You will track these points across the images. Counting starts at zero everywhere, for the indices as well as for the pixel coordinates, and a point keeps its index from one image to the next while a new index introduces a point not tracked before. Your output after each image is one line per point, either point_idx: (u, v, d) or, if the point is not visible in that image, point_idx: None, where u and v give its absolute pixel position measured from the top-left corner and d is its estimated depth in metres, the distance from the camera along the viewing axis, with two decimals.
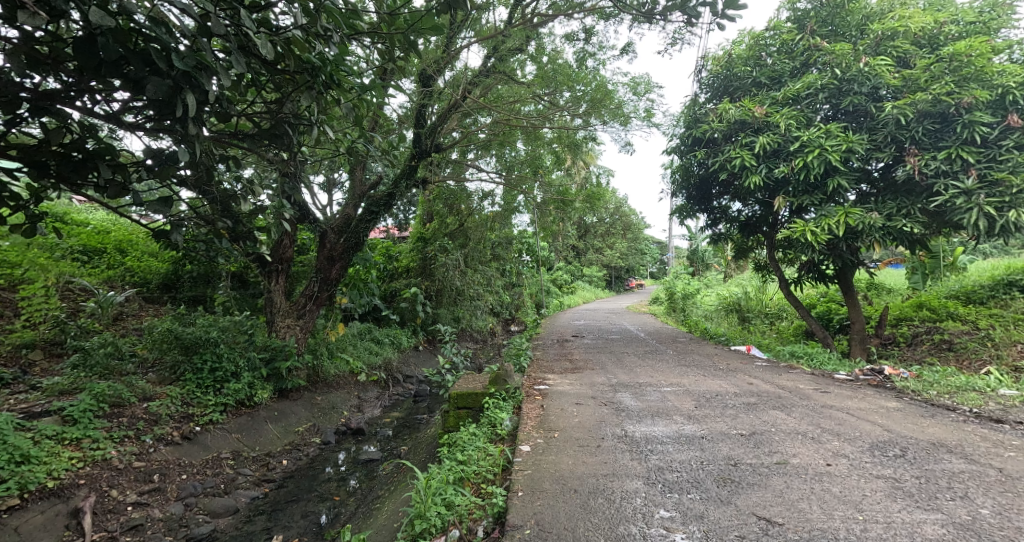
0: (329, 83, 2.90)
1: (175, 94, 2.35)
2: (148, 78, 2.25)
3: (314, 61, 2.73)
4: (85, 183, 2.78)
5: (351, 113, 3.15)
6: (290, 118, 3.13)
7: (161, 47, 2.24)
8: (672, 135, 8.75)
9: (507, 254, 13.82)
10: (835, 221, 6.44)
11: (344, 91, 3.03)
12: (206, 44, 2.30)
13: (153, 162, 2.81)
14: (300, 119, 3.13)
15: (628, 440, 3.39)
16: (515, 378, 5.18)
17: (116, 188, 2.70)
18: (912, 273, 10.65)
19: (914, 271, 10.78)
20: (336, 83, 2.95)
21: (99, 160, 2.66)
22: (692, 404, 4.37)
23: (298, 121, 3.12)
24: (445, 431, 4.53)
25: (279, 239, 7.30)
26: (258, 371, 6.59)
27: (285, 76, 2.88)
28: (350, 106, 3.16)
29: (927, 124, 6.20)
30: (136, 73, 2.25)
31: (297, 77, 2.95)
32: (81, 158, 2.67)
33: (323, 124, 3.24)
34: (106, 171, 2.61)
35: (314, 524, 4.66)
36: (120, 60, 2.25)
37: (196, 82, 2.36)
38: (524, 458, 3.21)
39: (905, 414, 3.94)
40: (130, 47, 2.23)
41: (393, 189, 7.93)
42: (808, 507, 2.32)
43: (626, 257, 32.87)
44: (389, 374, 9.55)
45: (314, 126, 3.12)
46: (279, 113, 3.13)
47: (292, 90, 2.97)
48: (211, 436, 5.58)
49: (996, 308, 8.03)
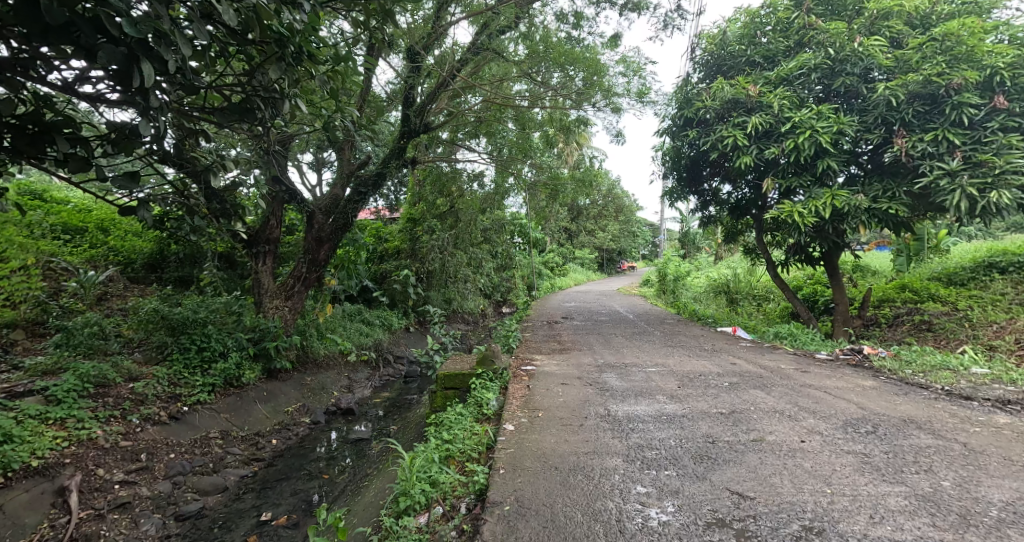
0: (299, 55, 2.86)
1: (131, 62, 2.32)
2: (100, 45, 2.21)
3: (282, 31, 2.69)
4: (46, 158, 2.72)
5: (324, 87, 3.12)
6: (260, 92, 3.08)
7: (114, 13, 2.19)
8: (664, 116, 8.71)
9: (499, 236, 13.86)
10: (822, 203, 6.56)
11: (316, 64, 3.01)
12: (160, 10, 2.24)
13: (116, 136, 2.75)
14: (271, 93, 3.09)
15: (611, 419, 3.44)
16: (503, 359, 5.25)
17: (79, 162, 2.64)
18: (897, 255, 10.86)
19: (899, 254, 10.95)
20: (307, 55, 2.92)
21: (58, 133, 2.60)
22: (675, 384, 4.44)
23: (270, 95, 3.07)
24: (432, 411, 4.60)
25: (266, 220, 7.33)
26: (246, 351, 6.61)
27: (256, 46, 2.83)
28: (324, 81, 3.11)
29: (917, 106, 6.21)
30: (88, 40, 2.21)
31: (267, 49, 2.89)
32: (38, 132, 2.61)
33: (296, 97, 3.18)
34: (65, 145, 2.55)
35: (303, 501, 4.73)
36: (70, 27, 2.21)
37: (153, 51, 2.32)
38: (508, 438, 3.24)
39: (880, 392, 4.03)
40: (78, 11, 2.18)
41: (382, 168, 7.90)
42: (780, 481, 2.37)
43: (618, 240, 33.01)
44: (379, 354, 9.68)
45: (285, 100, 3.06)
46: (252, 87, 3.08)
47: (263, 61, 2.93)
48: (199, 416, 5.60)
49: (975, 290, 8.22)
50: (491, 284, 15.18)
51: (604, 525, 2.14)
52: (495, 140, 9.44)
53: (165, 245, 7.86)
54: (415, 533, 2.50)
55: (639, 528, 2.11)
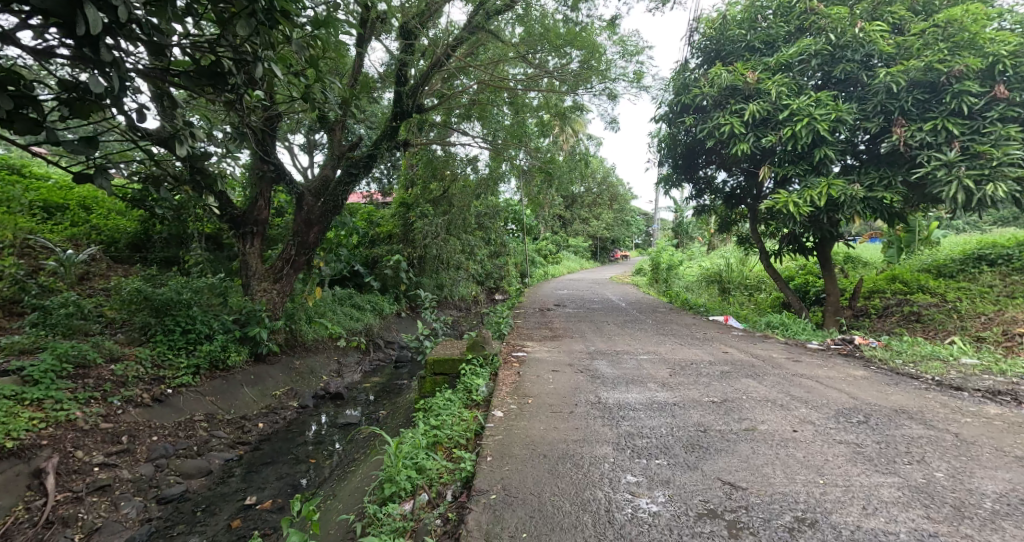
0: (271, 13, 2.77)
1: (74, 8, 2.20)
2: None
3: None
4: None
5: (300, 50, 3.01)
6: (230, 54, 2.97)
7: None
8: (661, 102, 8.61)
9: (492, 222, 13.78)
10: (817, 192, 6.54)
11: (290, 25, 2.90)
12: None
13: (70, 97, 2.59)
14: (242, 55, 2.97)
15: (601, 407, 3.39)
16: (493, 345, 5.20)
17: (29, 123, 2.48)
18: (888, 246, 10.90)
19: (890, 245, 11.00)
20: (280, 14, 2.82)
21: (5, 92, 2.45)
22: (667, 372, 4.41)
23: (241, 58, 2.96)
24: (421, 396, 4.56)
25: (253, 201, 7.36)
26: (232, 334, 6.54)
27: (225, 4, 2.74)
28: (299, 44, 3.00)
29: (917, 94, 6.14)
30: None
31: (235, 7, 2.78)
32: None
33: (271, 62, 3.07)
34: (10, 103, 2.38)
35: (288, 486, 4.69)
36: None
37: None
38: (495, 424, 3.18)
39: (872, 382, 4.02)
40: None
41: (373, 150, 7.80)
42: (772, 471, 2.33)
43: (612, 228, 32.98)
44: (369, 339, 9.69)
45: (257, 62, 2.95)
46: (220, 48, 2.96)
47: (232, 19, 2.82)
48: (183, 398, 5.53)
49: (964, 282, 8.27)
50: (483, 271, 15.12)
51: (592, 515, 2.09)
52: (489, 124, 9.33)
53: (150, 225, 7.72)
54: (398, 521, 2.48)
55: (629, 519, 2.06)
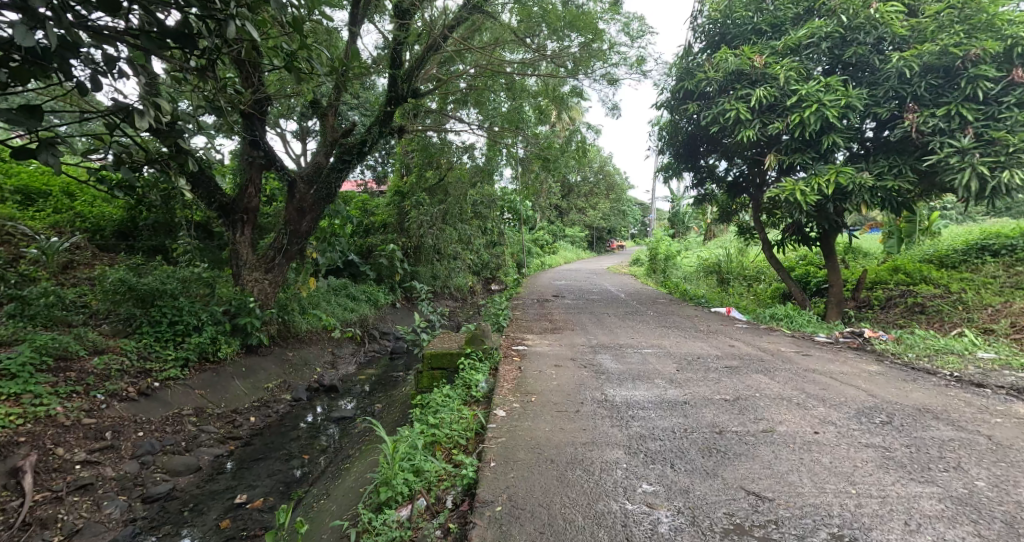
0: None
1: None
2: None
3: None
4: None
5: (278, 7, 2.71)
6: (198, 12, 2.65)
7: None
8: (663, 88, 8.39)
9: (489, 211, 13.58)
10: (825, 180, 6.38)
11: None
12: None
13: (14, 60, 2.30)
14: (212, 13, 2.66)
15: (608, 405, 3.22)
16: (493, 337, 5.02)
17: None
18: (889, 236, 10.75)
19: (891, 235, 10.87)
20: None
21: None
22: (673, 367, 4.24)
23: (211, 15, 2.65)
24: (418, 391, 4.41)
25: (243, 189, 7.19)
26: (222, 325, 6.35)
27: None
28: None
29: (930, 79, 5.96)
30: None
31: None
32: None
33: (245, 23, 2.76)
34: None
35: (280, 483, 4.52)
36: None
37: None
38: (497, 424, 2.98)
39: (887, 377, 3.86)
40: None
41: (366, 137, 7.60)
42: (799, 479, 2.16)
43: (608, 218, 32.79)
44: (364, 329, 9.58)
45: (229, 21, 2.64)
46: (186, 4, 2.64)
47: None
48: (171, 392, 5.34)
49: (967, 273, 8.15)
50: (479, 261, 14.94)
51: (608, 531, 1.92)
52: (485, 110, 9.09)
53: (136, 212, 7.50)
54: (395, 530, 2.30)
55: (648, 535, 1.89)
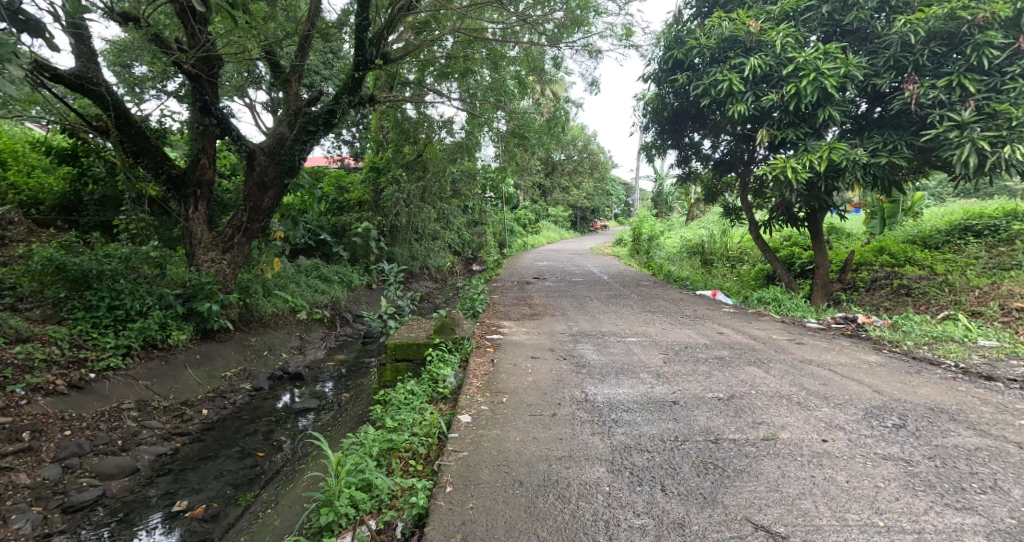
0: None
1: None
2: None
3: None
4: None
5: None
6: None
7: None
8: (651, 59, 7.97)
9: (469, 189, 13.08)
10: (817, 157, 6.07)
11: None
12: None
13: None
14: None
15: (589, 407, 2.85)
16: (465, 325, 4.64)
17: None
18: (871, 217, 10.49)
19: (873, 215, 10.64)
20: None
21: None
22: (660, 358, 3.90)
23: None
24: (381, 385, 4.03)
25: (196, 159, 6.73)
26: (172, 310, 6.04)
27: None
28: None
29: (934, 47, 5.66)
30: None
31: None
32: None
33: None
34: None
35: (228, 486, 4.14)
36: None
37: None
38: (460, 434, 2.58)
39: (888, 369, 3.56)
40: None
41: (334, 106, 7.13)
42: (814, 508, 1.84)
43: (592, 197, 32.36)
44: (335, 312, 9.14)
45: None
46: None
47: None
48: (109, 385, 5.00)
49: (950, 254, 7.99)
50: (458, 240, 14.47)
51: None
52: (464, 82, 8.53)
53: (79, 186, 6.98)
54: None
55: None
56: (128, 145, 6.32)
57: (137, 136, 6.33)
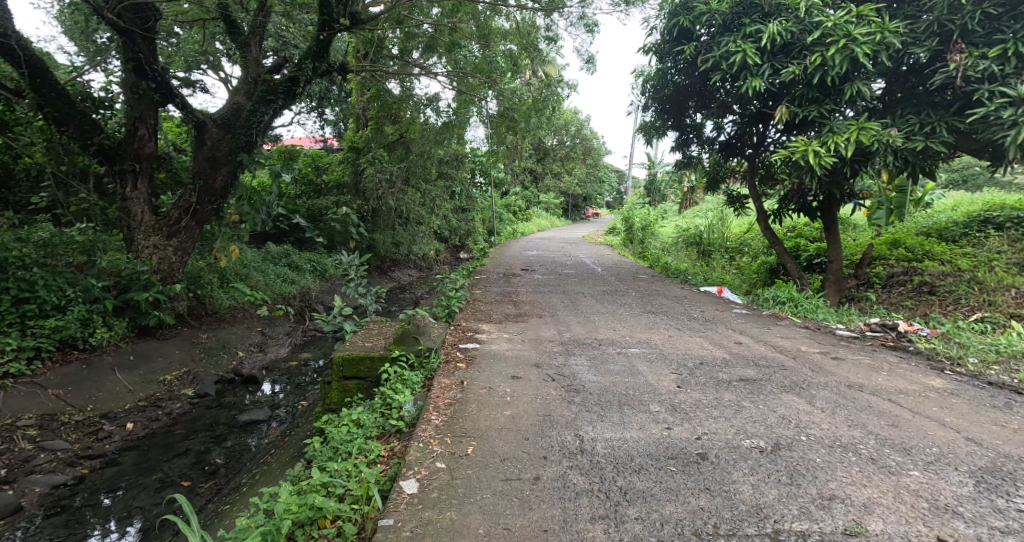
0: None
1: None
2: None
3: None
4: None
5: None
6: None
7: None
8: (652, 28, 7.08)
9: (456, 172, 12.14)
10: (843, 139, 5.22)
11: None
12: None
13: None
14: None
15: (587, 465, 2.11)
16: (436, 330, 3.82)
17: None
18: (877, 207, 9.42)
19: (876, 207, 9.60)
20: None
21: None
22: (673, 381, 3.09)
23: None
24: (325, 409, 3.24)
25: (132, 130, 5.80)
26: (99, 305, 5.18)
27: None
28: None
29: (989, 7, 4.83)
30: None
31: None
32: None
33: None
34: None
35: (131, 530, 3.34)
36: None
37: None
38: (397, 520, 1.85)
39: (966, 401, 2.80)
40: None
41: (296, 71, 6.23)
42: None
43: (585, 184, 31.34)
44: (303, 304, 8.26)
45: None
46: None
47: None
48: (5, 397, 4.23)
49: (971, 248, 7.25)
50: (444, 227, 13.54)
51: None
52: (452, 57, 7.58)
53: None
54: None
55: None
56: (47, 110, 5.34)
57: (58, 99, 5.35)
